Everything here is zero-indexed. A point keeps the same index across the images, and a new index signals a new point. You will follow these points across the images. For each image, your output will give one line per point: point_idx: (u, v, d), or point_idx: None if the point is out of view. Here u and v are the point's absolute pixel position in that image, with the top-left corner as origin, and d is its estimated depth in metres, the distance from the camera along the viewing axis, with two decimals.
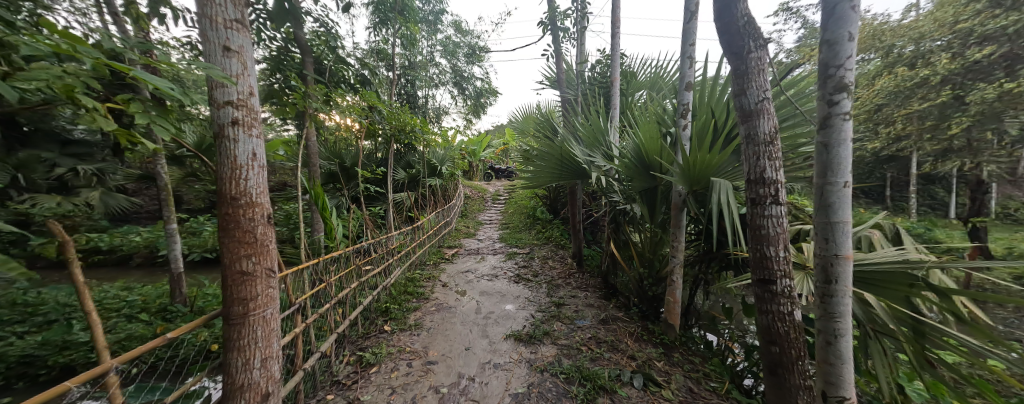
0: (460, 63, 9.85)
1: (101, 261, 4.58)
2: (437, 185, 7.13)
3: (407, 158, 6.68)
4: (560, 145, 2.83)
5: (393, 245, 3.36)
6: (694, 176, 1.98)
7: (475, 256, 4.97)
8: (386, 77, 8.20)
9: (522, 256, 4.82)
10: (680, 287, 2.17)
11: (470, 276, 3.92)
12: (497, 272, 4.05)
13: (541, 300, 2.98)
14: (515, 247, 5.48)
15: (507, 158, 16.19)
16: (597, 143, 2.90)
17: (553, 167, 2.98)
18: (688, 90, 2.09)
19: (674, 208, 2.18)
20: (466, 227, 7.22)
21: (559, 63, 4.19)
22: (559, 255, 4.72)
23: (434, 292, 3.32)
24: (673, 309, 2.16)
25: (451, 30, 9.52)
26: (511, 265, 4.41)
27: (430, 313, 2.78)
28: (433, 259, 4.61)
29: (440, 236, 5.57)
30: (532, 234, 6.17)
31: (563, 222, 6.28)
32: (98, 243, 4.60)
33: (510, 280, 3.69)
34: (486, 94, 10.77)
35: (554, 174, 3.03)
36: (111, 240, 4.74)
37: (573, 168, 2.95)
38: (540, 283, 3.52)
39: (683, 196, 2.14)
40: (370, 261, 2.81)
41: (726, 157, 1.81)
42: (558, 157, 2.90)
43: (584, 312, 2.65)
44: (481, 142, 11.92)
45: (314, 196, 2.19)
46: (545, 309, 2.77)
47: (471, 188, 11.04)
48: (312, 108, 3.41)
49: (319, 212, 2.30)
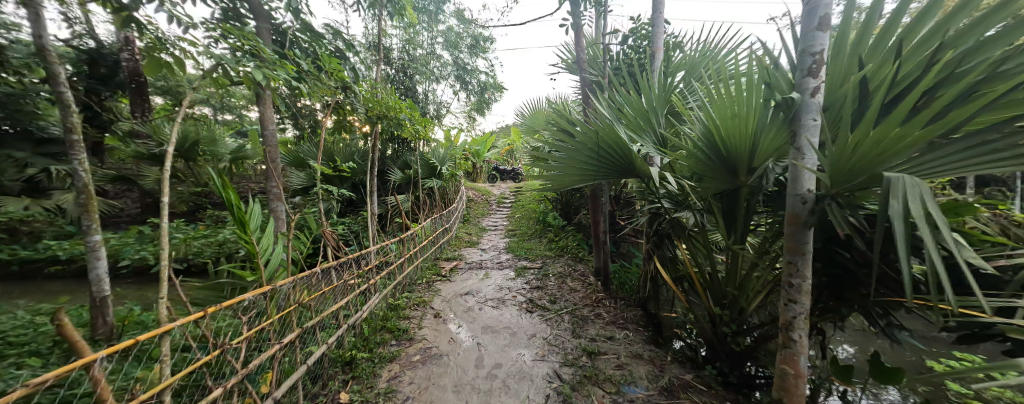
0: (463, 55, 9.14)
1: (60, 273, 3.89)
2: (436, 186, 6.38)
3: (403, 158, 6.10)
4: (586, 132, 1.97)
5: (367, 266, 2.59)
6: (849, 166, 1.17)
7: (478, 272, 4.16)
8: (382, 70, 7.57)
9: (534, 273, 4.02)
10: (806, 352, 1.34)
11: (471, 302, 3.12)
12: (504, 295, 3.26)
13: (566, 344, 2.20)
14: (525, 260, 4.65)
15: (514, 158, 15.37)
16: (647, 126, 2.03)
17: (588, 164, 2.09)
18: (824, 28, 1.26)
19: (789, 221, 1.37)
20: (468, 234, 6.42)
21: (579, 36, 3.38)
22: (579, 273, 3.89)
23: (422, 327, 2.52)
24: (795, 387, 1.35)
25: (454, 20, 8.86)
26: (520, 285, 3.60)
27: (411, 367, 1.98)
28: (427, 277, 3.81)
29: (436, 247, 4.78)
30: (542, 243, 5.35)
31: (579, 230, 5.45)
32: (53, 251, 3.76)
33: (521, 309, 2.89)
34: (491, 89, 10.04)
35: (588, 174, 2.14)
36: (70, 248, 3.91)
37: (618, 164, 2.05)
38: (559, 313, 2.72)
39: (811, 203, 1.31)
40: (328, 292, 2.02)
41: (937, 131, 0.99)
42: (596, 150, 2.01)
43: (632, 369, 1.85)
44: (486, 142, 11.19)
45: (227, 201, 1.44)
46: (574, 361, 1.98)
47: (475, 191, 10.25)
48: (270, 88, 2.69)
49: (235, 225, 1.52)
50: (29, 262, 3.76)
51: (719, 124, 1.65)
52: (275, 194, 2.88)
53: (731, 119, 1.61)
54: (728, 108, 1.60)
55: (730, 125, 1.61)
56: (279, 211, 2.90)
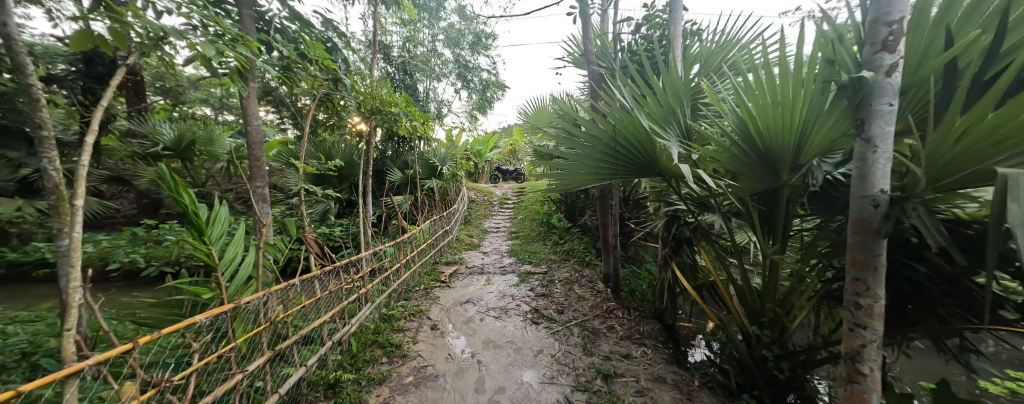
0: (465, 52, 8.95)
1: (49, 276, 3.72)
2: (436, 187, 6.17)
3: (403, 158, 5.90)
4: (602, 126, 1.71)
5: (359, 274, 2.38)
6: (944, 160, 0.97)
7: (479, 278, 3.93)
8: (381, 67, 7.39)
9: (538, 278, 3.78)
10: (878, 389, 1.12)
11: (471, 311, 2.89)
12: (507, 304, 3.03)
13: (578, 363, 1.97)
14: (528, 264, 4.41)
15: (517, 159, 15.13)
16: (672, 119, 1.78)
17: (603, 161, 1.82)
18: None
19: (855, 228, 1.13)
20: (469, 236, 6.19)
21: (587, 26, 3.15)
22: (587, 279, 3.64)
23: (416, 341, 2.29)
24: None
25: (456, 17, 8.68)
26: (525, 292, 3.35)
27: (402, 391, 1.75)
28: (425, 283, 3.58)
29: (436, 250, 4.55)
30: (546, 246, 5.11)
31: (585, 232, 5.21)
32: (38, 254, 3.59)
33: (526, 320, 2.66)
34: (493, 88, 9.83)
35: (603, 173, 1.87)
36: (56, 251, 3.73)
37: (637, 160, 1.78)
38: (568, 326, 2.49)
39: (884, 206, 1.07)
40: (314, 305, 1.83)
41: None
42: (612, 144, 1.75)
43: (656, 397, 1.63)
44: (488, 142, 10.99)
45: (181, 205, 1.20)
46: (588, 385, 1.76)
47: (476, 191, 10.03)
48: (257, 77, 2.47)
49: (192, 230, 1.28)
50: (15, 264, 3.55)
51: (759, 113, 1.41)
52: (259, 194, 2.64)
53: (774, 107, 1.37)
54: (772, 94, 1.37)
55: (773, 113, 1.38)
56: (265, 213, 2.67)
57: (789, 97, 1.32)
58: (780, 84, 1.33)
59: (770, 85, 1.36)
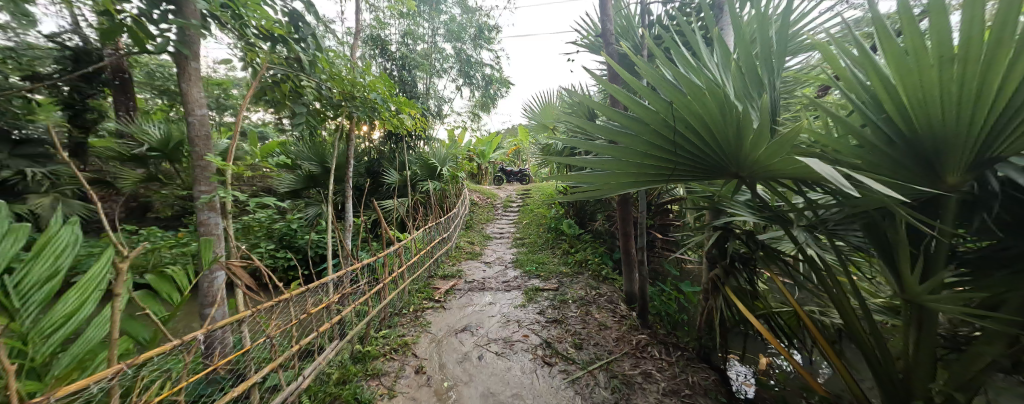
0: (467, 46, 8.44)
1: None
2: (435, 189, 5.67)
3: (399, 158, 5.41)
4: (649, 104, 1.16)
5: (323, 305, 1.86)
6: None
7: (479, 295, 3.41)
8: (377, 62, 6.92)
9: (548, 296, 3.26)
10: None
11: (467, 344, 2.36)
12: (513, 333, 2.51)
13: None
14: (536, 278, 3.88)
15: (521, 159, 14.60)
16: (756, 94, 1.20)
17: (643, 157, 1.25)
18: None
19: None
20: (470, 243, 5.66)
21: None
22: (606, 299, 3.09)
23: (393, 396, 1.76)
24: None
25: (457, 9, 8.20)
26: (533, 316, 2.82)
27: None
28: (416, 304, 3.06)
29: (432, 261, 4.04)
30: (556, 256, 4.58)
31: (599, 239, 4.66)
32: None
33: (537, 358, 2.14)
34: (497, 84, 9.31)
35: (649, 175, 1.31)
36: None
37: (698, 157, 1.21)
38: (591, 370, 1.96)
39: None
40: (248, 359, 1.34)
41: None
42: (661, 132, 1.18)
43: None
44: (492, 142, 10.50)
45: None
46: None
47: (478, 193, 9.47)
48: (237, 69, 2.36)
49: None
50: None
51: (919, 77, 0.89)
52: (204, 200, 2.12)
53: (945, 65, 0.85)
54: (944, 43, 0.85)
55: (951, 75, 0.84)
56: (215, 223, 2.16)
57: (984, 45, 0.79)
58: (964, 24, 0.81)
59: (941, 26, 0.84)
